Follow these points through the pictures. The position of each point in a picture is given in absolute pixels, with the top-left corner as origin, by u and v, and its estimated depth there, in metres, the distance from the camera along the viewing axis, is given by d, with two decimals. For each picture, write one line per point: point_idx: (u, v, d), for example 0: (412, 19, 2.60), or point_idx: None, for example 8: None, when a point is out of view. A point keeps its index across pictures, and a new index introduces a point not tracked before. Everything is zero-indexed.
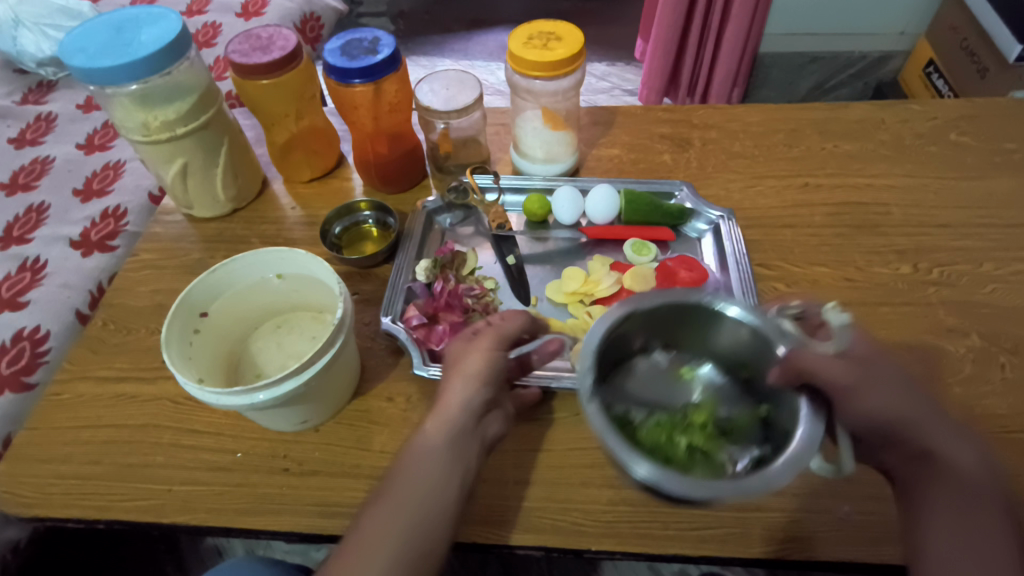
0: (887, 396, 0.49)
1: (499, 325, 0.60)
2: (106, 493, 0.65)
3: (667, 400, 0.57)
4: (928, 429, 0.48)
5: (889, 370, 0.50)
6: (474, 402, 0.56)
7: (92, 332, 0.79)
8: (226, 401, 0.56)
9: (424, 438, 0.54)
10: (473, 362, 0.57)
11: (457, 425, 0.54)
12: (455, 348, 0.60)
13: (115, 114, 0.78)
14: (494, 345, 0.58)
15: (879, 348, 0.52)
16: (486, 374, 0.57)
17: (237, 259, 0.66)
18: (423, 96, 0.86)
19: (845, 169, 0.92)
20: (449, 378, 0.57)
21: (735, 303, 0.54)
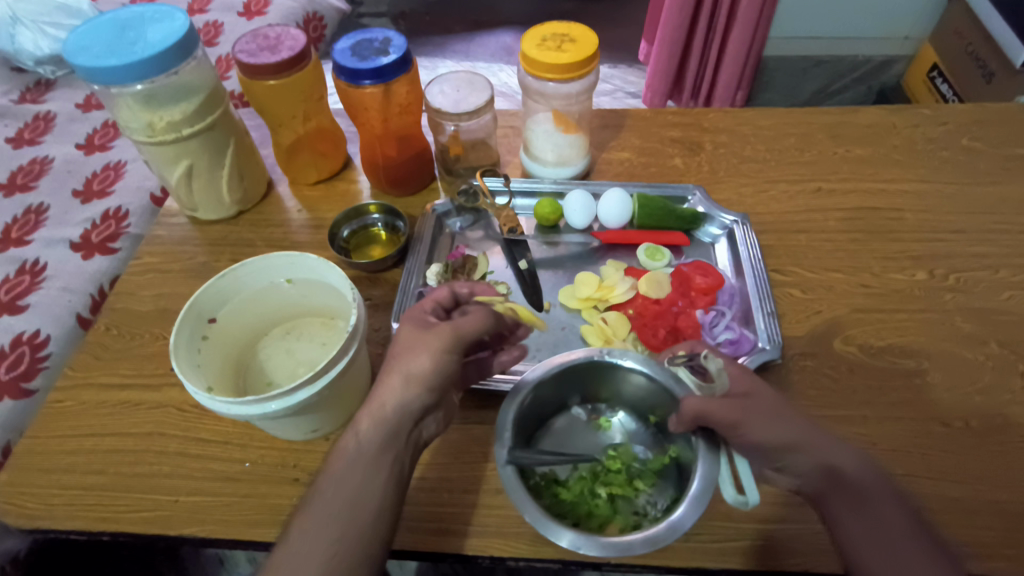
0: (773, 424, 0.52)
1: (456, 322, 0.56)
2: (111, 504, 0.63)
3: (588, 447, 0.64)
4: (814, 446, 0.51)
5: (765, 398, 0.54)
6: (412, 404, 0.53)
7: (94, 338, 0.77)
8: (237, 411, 0.55)
9: (354, 439, 0.52)
10: (417, 360, 0.53)
11: (390, 428, 0.52)
12: (400, 337, 0.56)
13: (119, 114, 0.76)
14: (445, 346, 0.54)
15: (752, 377, 0.56)
16: (430, 375, 0.53)
17: (246, 264, 0.65)
18: (433, 98, 0.85)
19: (858, 174, 0.92)
20: (387, 373, 0.54)
21: (630, 357, 0.62)
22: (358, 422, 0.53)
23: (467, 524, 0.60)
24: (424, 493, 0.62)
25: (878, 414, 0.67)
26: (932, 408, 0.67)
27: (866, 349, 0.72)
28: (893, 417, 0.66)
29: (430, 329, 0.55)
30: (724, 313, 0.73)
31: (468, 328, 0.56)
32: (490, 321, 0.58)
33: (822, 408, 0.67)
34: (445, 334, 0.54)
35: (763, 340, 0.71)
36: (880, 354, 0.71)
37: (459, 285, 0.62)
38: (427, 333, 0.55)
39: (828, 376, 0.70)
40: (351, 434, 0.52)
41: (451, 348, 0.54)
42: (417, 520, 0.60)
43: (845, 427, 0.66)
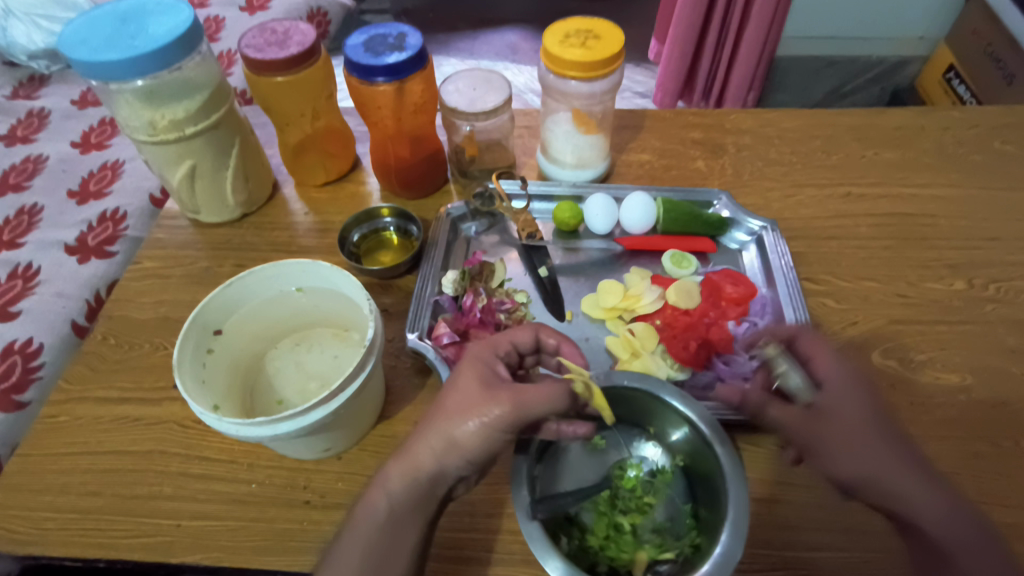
0: (858, 459, 0.49)
1: (522, 393, 0.48)
2: (108, 529, 0.59)
3: (587, 476, 0.59)
4: (914, 486, 0.48)
5: (855, 417, 0.50)
6: (449, 470, 0.48)
7: (90, 348, 0.73)
8: (247, 432, 0.51)
9: (383, 497, 0.48)
10: (465, 427, 0.47)
11: (420, 486, 0.47)
12: (457, 385, 0.50)
13: (119, 112, 0.72)
14: (501, 424, 0.47)
15: (847, 390, 0.52)
16: (474, 446, 0.47)
17: (255, 272, 0.61)
18: (448, 96, 0.81)
19: (888, 178, 0.88)
20: (430, 425, 0.48)
21: (671, 395, 0.57)
22: (388, 470, 0.49)
23: (491, 551, 0.56)
24: (445, 517, 0.58)
25: (922, 433, 0.63)
26: (979, 426, 0.64)
27: (905, 363, 0.68)
28: (938, 437, 0.63)
29: (492, 390, 0.48)
30: (757, 325, 0.70)
31: (534, 404, 0.48)
32: (562, 400, 0.49)
33: None
34: (506, 406, 0.47)
35: None
36: (920, 368, 0.68)
37: (546, 335, 0.58)
38: (487, 394, 0.48)
39: None
40: (380, 488, 0.48)
41: (506, 426, 0.47)
42: (436, 544, 0.57)
43: None
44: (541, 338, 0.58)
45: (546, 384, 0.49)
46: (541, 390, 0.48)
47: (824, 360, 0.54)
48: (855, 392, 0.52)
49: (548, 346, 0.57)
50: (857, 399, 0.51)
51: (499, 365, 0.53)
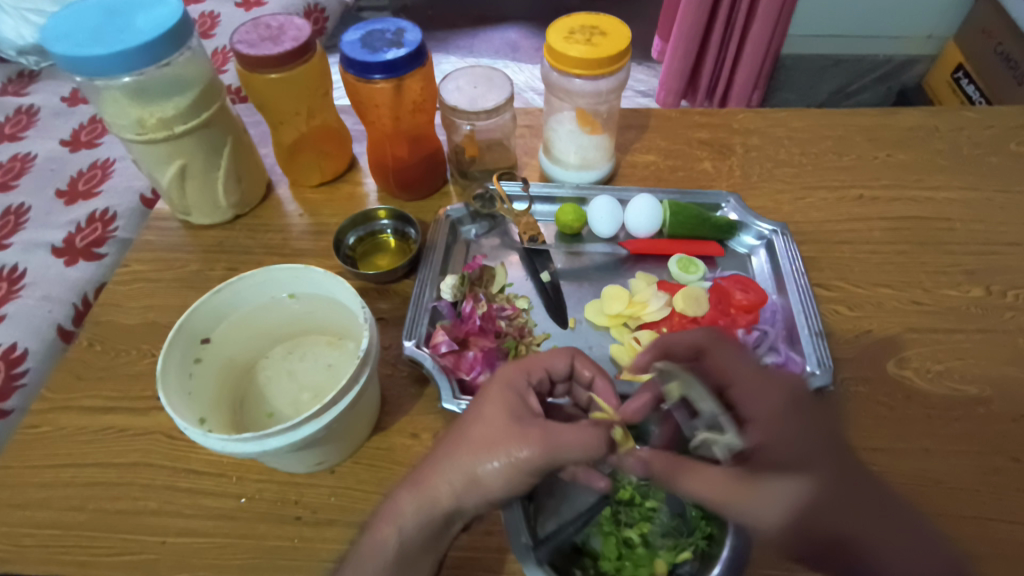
0: (821, 515, 0.41)
1: (556, 438, 0.45)
2: (90, 546, 0.57)
3: (583, 501, 0.55)
4: (881, 539, 0.42)
5: (790, 466, 0.42)
6: (466, 506, 0.46)
7: (75, 355, 0.70)
8: (234, 448, 0.48)
9: (394, 530, 0.47)
10: (490, 465, 0.45)
11: (433, 518, 0.47)
12: (485, 417, 0.48)
13: (105, 110, 0.69)
14: (528, 468, 0.45)
15: (777, 434, 0.43)
16: (497, 486, 0.45)
17: (244, 277, 0.58)
18: (448, 94, 0.78)
19: (901, 180, 0.86)
20: (452, 457, 0.47)
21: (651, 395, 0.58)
22: (399, 499, 0.48)
23: (492, 571, 0.54)
24: None
25: (940, 447, 0.61)
26: (1000, 440, 0.61)
27: (922, 373, 0.66)
28: (957, 451, 0.60)
29: (523, 428, 0.46)
30: (767, 333, 0.67)
31: (567, 449, 0.45)
32: (598, 447, 0.46)
33: (879, 440, 0.61)
34: (536, 449, 0.45)
35: (811, 364, 0.64)
36: (937, 379, 0.65)
37: (582, 364, 0.55)
38: (517, 433, 0.46)
39: (883, 404, 0.64)
40: (390, 521, 0.47)
41: (532, 468, 0.45)
42: None
43: (905, 462, 0.60)
44: (577, 365, 0.56)
45: (583, 427, 0.46)
46: (576, 434, 0.46)
47: (747, 393, 0.47)
48: (794, 426, 0.44)
49: (582, 377, 0.56)
50: (795, 440, 0.43)
51: (529, 397, 0.51)
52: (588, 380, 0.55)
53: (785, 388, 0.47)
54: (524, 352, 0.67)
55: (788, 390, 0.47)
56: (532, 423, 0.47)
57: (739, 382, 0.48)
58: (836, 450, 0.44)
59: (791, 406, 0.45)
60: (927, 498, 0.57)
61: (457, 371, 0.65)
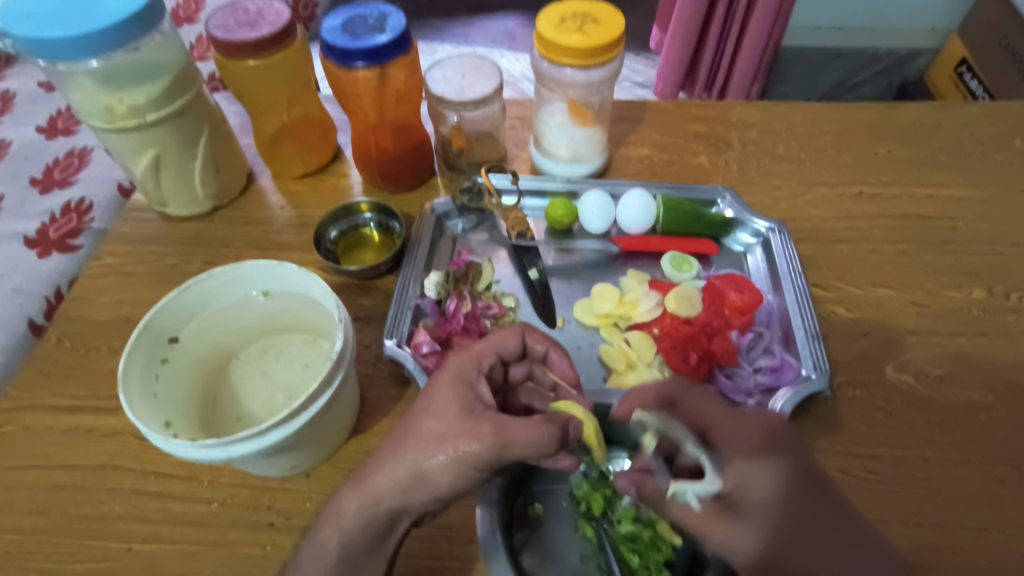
0: (794, 554, 0.40)
1: (507, 432, 0.42)
2: (53, 552, 0.54)
3: (573, 543, 0.53)
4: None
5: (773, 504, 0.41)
6: (412, 503, 0.45)
7: (43, 351, 0.68)
8: (197, 455, 0.46)
9: (335, 532, 0.45)
10: (435, 461, 0.43)
11: (375, 514, 0.45)
12: (434, 410, 0.46)
13: (72, 96, 0.66)
14: (476, 463, 0.43)
15: (763, 472, 0.42)
16: (444, 482, 0.43)
17: (213, 274, 0.56)
18: (434, 84, 0.75)
19: (903, 177, 0.83)
20: (397, 452, 0.45)
21: None
22: (342, 499, 0.46)
23: None
24: (420, 542, 0.54)
25: (940, 456, 0.59)
26: (1000, 448, 0.59)
27: (922, 378, 0.64)
28: (957, 460, 0.58)
29: (474, 422, 0.44)
30: (763, 335, 0.65)
31: (516, 446, 0.42)
32: (552, 444, 0.42)
33: (876, 447, 0.59)
34: (486, 444, 0.42)
35: (807, 368, 0.62)
36: (938, 385, 0.63)
37: (534, 339, 0.54)
38: (468, 427, 0.43)
39: (881, 410, 0.61)
40: (332, 523, 0.45)
41: (482, 462, 0.43)
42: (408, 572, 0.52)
43: (902, 470, 0.58)
44: (529, 342, 0.55)
45: (534, 423, 0.42)
46: (527, 430, 0.42)
47: (727, 430, 0.45)
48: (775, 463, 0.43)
49: (536, 351, 0.55)
50: (778, 483, 0.42)
51: (482, 386, 0.49)
52: (542, 352, 0.55)
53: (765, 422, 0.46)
54: None
55: (768, 427, 0.45)
56: (482, 415, 0.44)
57: (720, 423, 0.46)
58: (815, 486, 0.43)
59: (769, 446, 0.44)
60: (925, 508, 0.55)
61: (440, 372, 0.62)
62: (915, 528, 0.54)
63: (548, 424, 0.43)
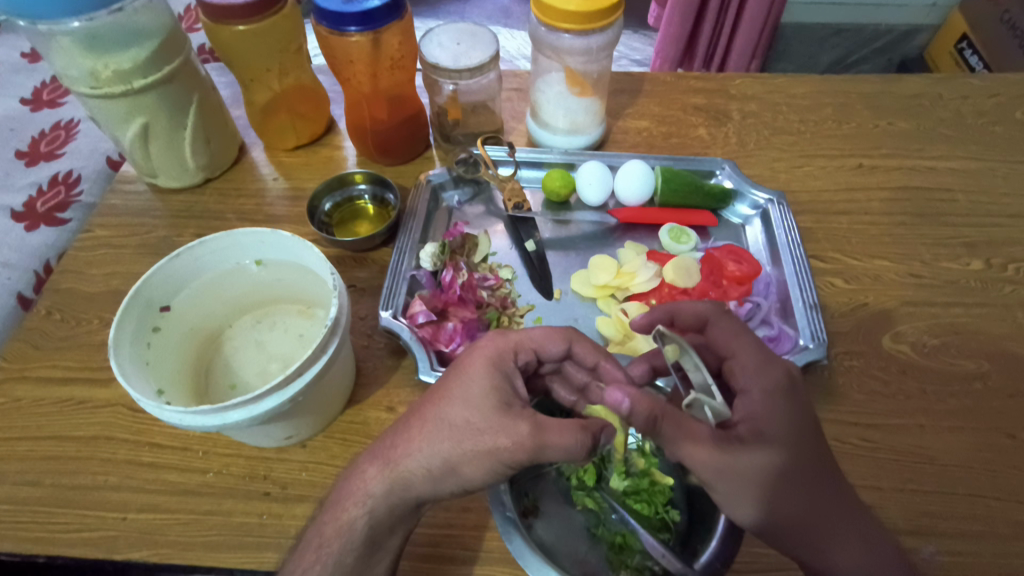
0: (790, 489, 0.42)
1: (544, 436, 0.42)
2: (47, 522, 0.54)
3: (579, 517, 0.53)
4: (827, 525, 0.43)
5: (783, 440, 0.42)
6: (440, 492, 0.44)
7: (33, 323, 0.67)
8: (192, 421, 0.45)
9: (362, 511, 0.44)
10: (469, 455, 0.42)
11: (404, 497, 0.44)
12: (468, 399, 0.44)
13: (56, 60, 0.64)
14: (507, 463, 0.42)
15: (777, 412, 0.43)
16: (475, 476, 0.43)
17: (205, 242, 0.55)
18: (429, 50, 0.73)
19: (903, 149, 0.82)
20: (430, 440, 0.44)
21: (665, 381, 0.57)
22: (368, 477, 0.45)
23: (468, 549, 0.52)
24: None
25: (935, 424, 0.59)
26: (995, 417, 0.59)
27: (918, 348, 0.64)
28: (952, 428, 0.58)
29: (511, 419, 0.43)
30: (760, 306, 0.65)
31: (552, 450, 0.42)
32: (584, 452, 0.43)
33: (873, 416, 0.59)
34: (522, 445, 0.41)
35: (805, 338, 0.61)
36: (935, 354, 0.63)
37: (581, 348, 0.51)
38: (505, 424, 0.42)
39: (878, 379, 0.61)
40: (359, 503, 0.44)
41: (514, 462, 0.42)
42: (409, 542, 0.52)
43: (897, 438, 0.58)
44: (576, 349, 0.52)
45: (571, 430, 0.43)
46: (564, 436, 0.42)
47: (748, 365, 0.46)
48: (784, 414, 0.43)
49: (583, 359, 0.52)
50: (783, 426, 0.43)
51: (515, 378, 0.47)
52: (591, 364, 0.51)
53: (786, 372, 0.45)
54: (507, 324, 0.65)
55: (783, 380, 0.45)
56: (520, 413, 0.43)
57: (746, 358, 0.46)
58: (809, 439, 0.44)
59: (789, 390, 0.44)
60: (920, 476, 0.56)
61: (435, 343, 0.62)
62: (911, 495, 0.54)
63: (581, 430, 0.43)
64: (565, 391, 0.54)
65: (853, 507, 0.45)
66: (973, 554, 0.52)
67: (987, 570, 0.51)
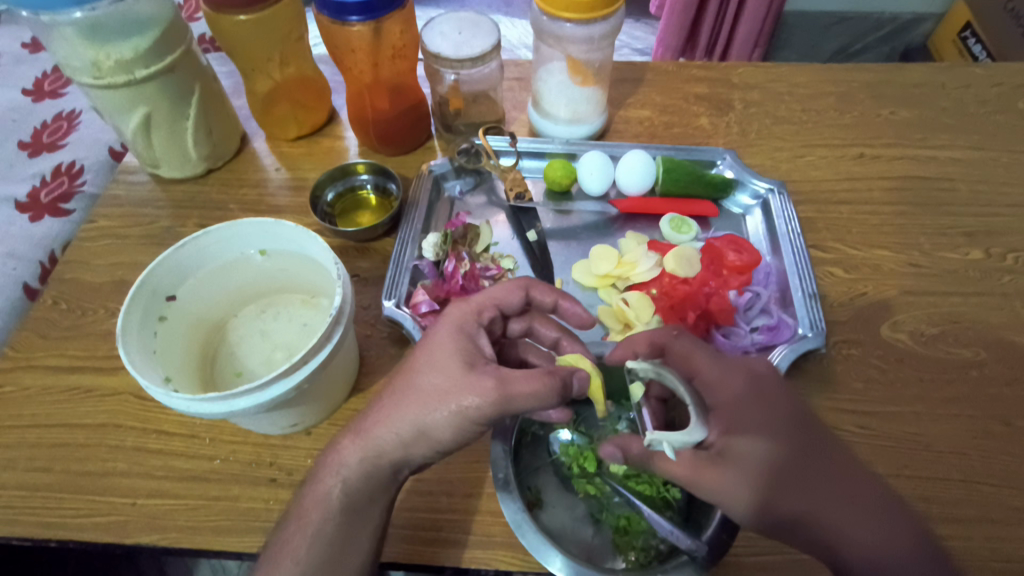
0: (778, 490, 0.44)
1: (508, 387, 0.43)
2: (57, 507, 0.55)
3: (582, 504, 0.53)
4: (827, 519, 0.44)
5: (756, 443, 0.45)
6: (413, 456, 0.45)
7: (40, 313, 0.67)
8: (199, 408, 0.46)
9: (338, 481, 0.45)
10: (437, 416, 0.44)
11: (377, 465, 0.45)
12: (434, 363, 0.46)
13: (59, 51, 0.64)
14: (477, 420, 0.44)
15: (744, 418, 0.46)
16: (446, 435, 0.44)
17: (209, 232, 0.55)
18: (431, 40, 0.73)
19: (904, 138, 0.82)
20: (399, 406, 0.45)
21: None
22: (343, 449, 0.46)
23: (469, 533, 0.53)
24: (420, 498, 0.54)
25: (932, 411, 0.59)
26: (991, 404, 0.60)
27: (916, 337, 0.64)
28: (949, 415, 0.59)
29: (476, 376, 0.44)
30: (760, 295, 0.65)
31: (517, 400, 0.43)
32: (552, 397, 0.44)
33: (871, 404, 0.60)
34: (488, 399, 0.43)
35: (804, 327, 0.62)
36: (932, 343, 0.64)
37: (540, 293, 0.56)
38: (470, 381, 0.44)
39: (876, 367, 0.62)
40: (334, 472, 0.45)
41: (484, 417, 0.44)
42: (413, 527, 0.53)
43: (894, 426, 0.58)
44: (535, 295, 0.56)
45: (535, 378, 0.44)
46: (529, 384, 0.44)
47: (713, 378, 0.48)
48: (751, 419, 0.46)
49: (544, 302, 0.57)
50: (755, 430, 0.45)
51: (479, 339, 0.49)
52: (550, 303, 0.57)
53: (745, 377, 0.48)
54: None
55: (752, 378, 0.48)
56: (484, 369, 0.45)
57: (708, 371, 0.48)
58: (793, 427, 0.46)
59: (751, 396, 0.47)
60: (916, 462, 0.56)
61: None
62: (906, 481, 0.55)
63: (547, 378, 0.44)
64: (539, 354, 0.59)
65: (857, 497, 0.45)
66: (967, 538, 0.52)
67: (981, 554, 0.52)
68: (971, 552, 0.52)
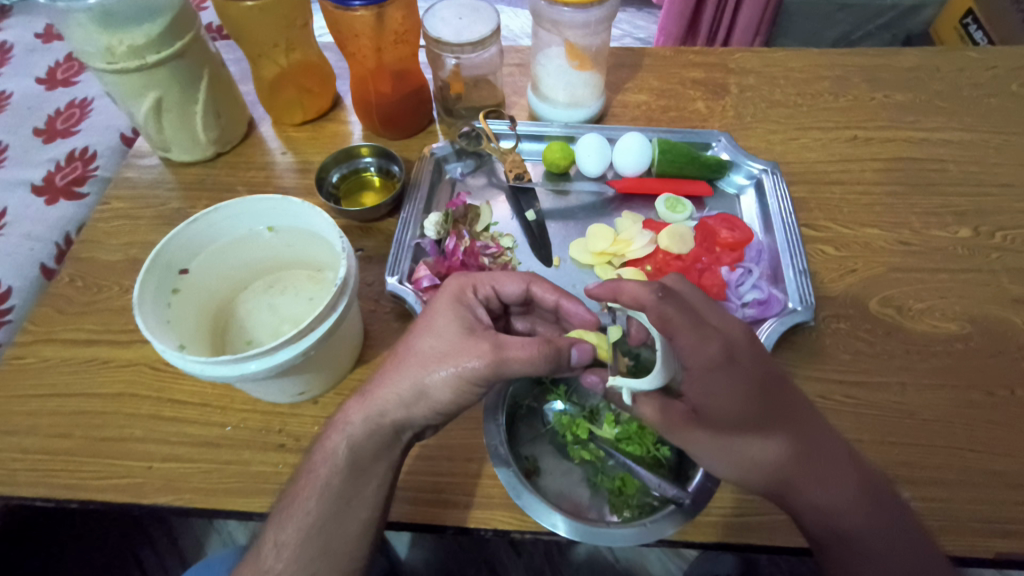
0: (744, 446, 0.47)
1: (504, 351, 0.46)
2: (77, 470, 0.58)
3: (577, 469, 0.56)
4: (793, 478, 0.47)
5: (726, 407, 0.46)
6: (413, 416, 0.48)
7: (57, 289, 0.70)
8: (211, 371, 0.48)
9: (343, 439, 0.48)
10: (437, 375, 0.47)
11: (381, 426, 0.48)
12: (434, 329, 0.49)
13: (73, 37, 0.66)
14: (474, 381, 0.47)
15: (715, 387, 0.45)
16: (445, 396, 0.47)
17: (220, 208, 0.58)
18: (433, 25, 0.75)
19: (897, 121, 0.84)
20: (400, 369, 0.48)
21: None
22: (349, 409, 0.49)
23: (469, 495, 0.55)
24: (421, 462, 0.57)
25: (917, 382, 0.61)
26: (975, 375, 0.62)
27: (904, 311, 0.66)
28: (934, 385, 0.61)
29: (474, 341, 0.47)
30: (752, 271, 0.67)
31: (512, 362, 0.46)
32: (545, 363, 0.47)
33: (858, 374, 0.62)
34: (485, 360, 0.46)
35: (794, 301, 0.64)
36: (920, 317, 0.66)
37: (540, 289, 0.56)
38: (468, 345, 0.47)
39: (863, 340, 0.64)
40: (340, 430, 0.48)
41: (481, 379, 0.46)
42: (414, 489, 0.56)
43: (881, 395, 0.60)
44: (535, 290, 0.57)
45: (530, 344, 0.47)
46: (525, 350, 0.46)
47: (688, 345, 0.44)
48: (722, 387, 0.45)
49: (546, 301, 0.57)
50: (725, 398, 0.46)
51: (478, 310, 0.52)
52: (550, 301, 0.57)
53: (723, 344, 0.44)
54: None
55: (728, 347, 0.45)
56: (481, 334, 0.48)
57: (683, 337, 0.44)
58: (774, 388, 0.47)
59: (726, 365, 0.44)
60: (900, 429, 0.58)
61: None
62: (890, 446, 0.57)
63: (542, 345, 0.47)
64: (546, 326, 0.61)
65: (824, 456, 0.48)
66: (948, 500, 0.54)
67: (961, 515, 0.54)
68: (953, 512, 0.54)
